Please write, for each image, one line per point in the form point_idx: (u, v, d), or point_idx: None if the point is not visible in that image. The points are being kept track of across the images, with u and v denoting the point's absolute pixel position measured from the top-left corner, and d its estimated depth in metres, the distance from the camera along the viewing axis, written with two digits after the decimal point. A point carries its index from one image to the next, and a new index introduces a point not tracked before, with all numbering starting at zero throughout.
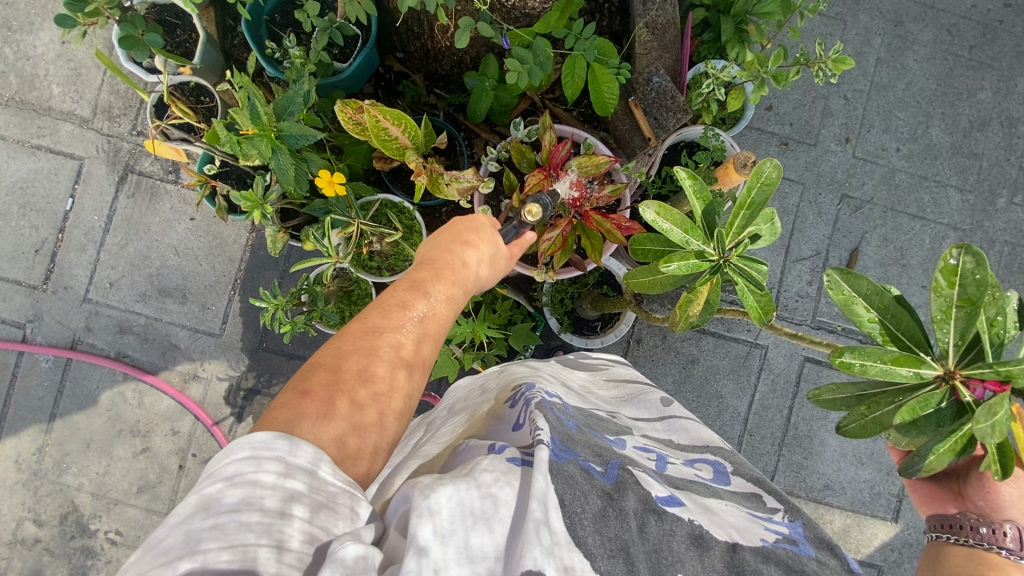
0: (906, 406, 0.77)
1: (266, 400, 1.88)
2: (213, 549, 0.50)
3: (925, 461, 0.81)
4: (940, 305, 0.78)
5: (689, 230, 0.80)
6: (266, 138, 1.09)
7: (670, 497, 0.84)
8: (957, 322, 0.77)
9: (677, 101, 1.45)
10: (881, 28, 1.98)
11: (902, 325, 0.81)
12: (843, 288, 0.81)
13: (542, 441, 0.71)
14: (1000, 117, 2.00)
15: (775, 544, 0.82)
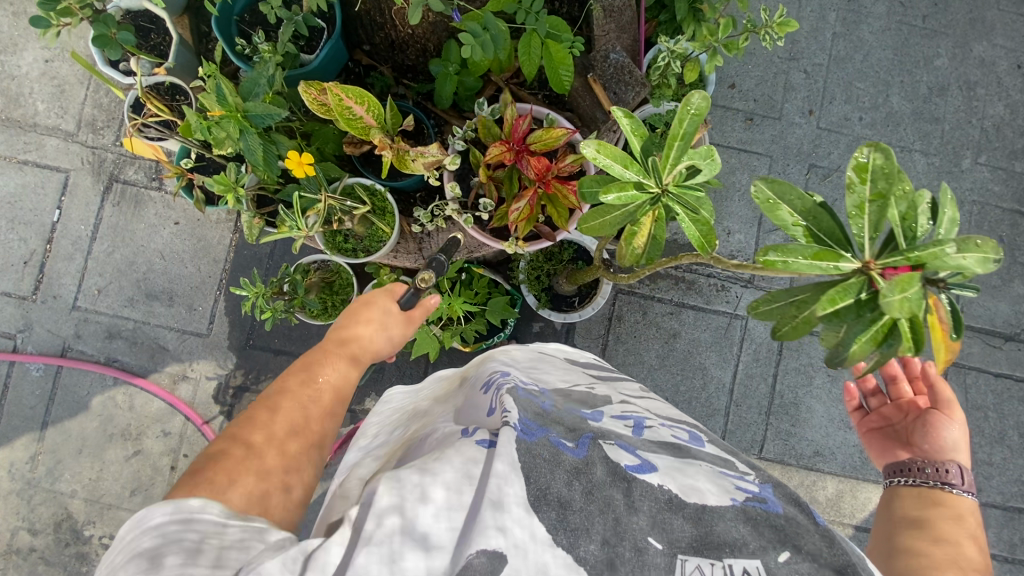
0: (824, 295, 0.70)
1: (255, 396, 1.90)
2: (162, 530, 0.64)
3: (848, 350, 0.76)
4: (854, 200, 0.72)
5: (628, 165, 0.84)
6: (233, 119, 1.14)
7: (642, 463, 0.82)
8: (871, 215, 0.70)
9: (633, 76, 1.51)
10: (834, 4, 2.05)
11: (822, 225, 0.74)
12: (766, 195, 0.73)
13: (509, 423, 0.75)
14: (958, 81, 2.05)
15: (744, 503, 0.78)
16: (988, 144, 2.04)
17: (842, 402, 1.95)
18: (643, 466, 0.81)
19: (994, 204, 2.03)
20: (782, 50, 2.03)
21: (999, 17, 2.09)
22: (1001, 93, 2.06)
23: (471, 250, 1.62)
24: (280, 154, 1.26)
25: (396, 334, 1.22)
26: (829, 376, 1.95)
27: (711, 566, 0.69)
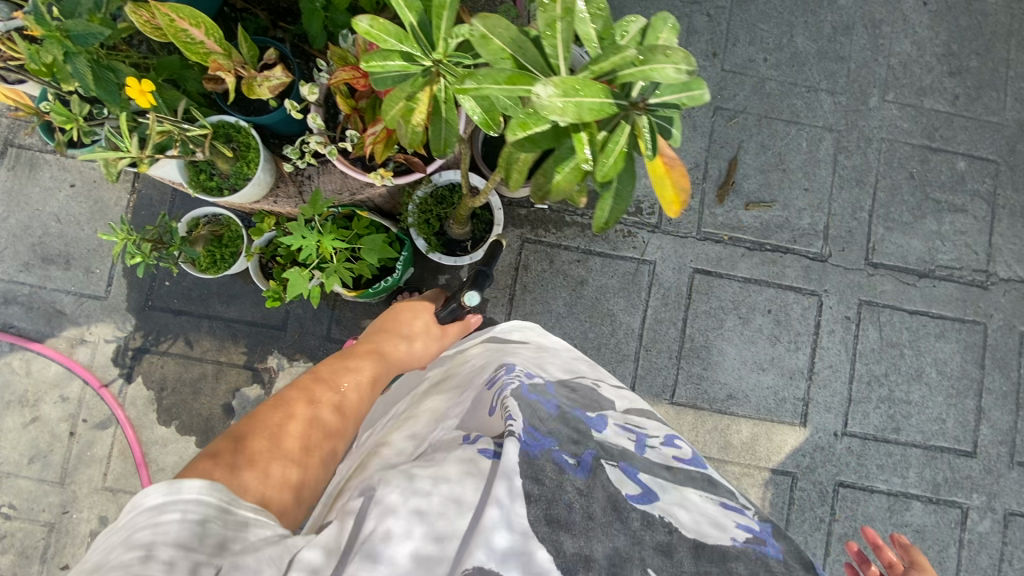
0: (516, 121, 0.77)
1: (154, 358, 1.86)
2: (160, 510, 0.72)
3: (551, 180, 0.87)
4: (546, 19, 0.71)
5: (403, 40, 0.82)
6: (54, 39, 1.11)
7: (639, 487, 0.83)
8: (562, 34, 0.71)
9: None
10: None
11: (528, 56, 0.74)
12: (479, 31, 0.73)
13: (513, 435, 0.81)
14: (863, 20, 2.04)
15: (744, 544, 0.78)
16: (895, 82, 2.02)
17: (754, 344, 1.92)
18: (643, 497, 0.82)
19: (903, 141, 2.00)
20: None
21: None
22: (907, 30, 2.05)
23: (353, 192, 1.59)
24: (119, 81, 1.23)
25: (417, 345, 1.39)
26: (740, 318, 1.93)
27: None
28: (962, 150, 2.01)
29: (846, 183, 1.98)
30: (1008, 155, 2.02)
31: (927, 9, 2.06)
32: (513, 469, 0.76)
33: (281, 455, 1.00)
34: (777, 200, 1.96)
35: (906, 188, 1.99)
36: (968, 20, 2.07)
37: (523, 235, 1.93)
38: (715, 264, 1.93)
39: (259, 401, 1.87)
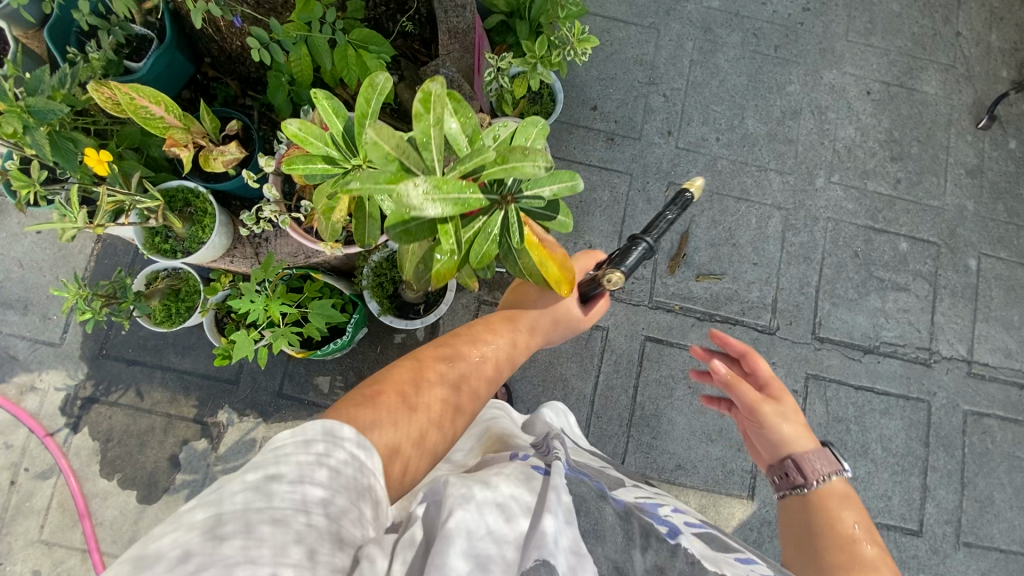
0: (396, 217, 0.83)
1: (103, 408, 1.85)
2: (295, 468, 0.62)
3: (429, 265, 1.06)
4: (420, 133, 0.81)
5: (328, 145, 0.92)
6: (15, 113, 1.15)
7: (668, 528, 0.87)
8: (435, 144, 0.81)
9: (463, 92, 1.57)
10: (691, 34, 2.17)
11: (410, 161, 0.81)
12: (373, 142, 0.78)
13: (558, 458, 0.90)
14: (810, 106, 2.17)
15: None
16: (841, 166, 2.13)
17: (703, 414, 1.95)
18: (676, 531, 0.86)
19: (848, 221, 2.09)
20: (642, 75, 2.13)
21: (848, 48, 2.22)
22: (852, 117, 2.17)
23: (308, 256, 1.62)
24: (79, 151, 1.28)
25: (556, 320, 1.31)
26: (689, 388, 1.96)
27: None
28: (904, 232, 2.10)
29: (794, 259, 2.05)
30: (949, 238, 2.11)
31: (871, 98, 2.19)
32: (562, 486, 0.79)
33: (421, 416, 0.91)
34: (727, 273, 2.03)
35: (851, 266, 2.07)
36: (909, 110, 2.20)
37: (480, 297, 1.96)
38: (666, 334, 1.98)
39: (205, 455, 1.85)
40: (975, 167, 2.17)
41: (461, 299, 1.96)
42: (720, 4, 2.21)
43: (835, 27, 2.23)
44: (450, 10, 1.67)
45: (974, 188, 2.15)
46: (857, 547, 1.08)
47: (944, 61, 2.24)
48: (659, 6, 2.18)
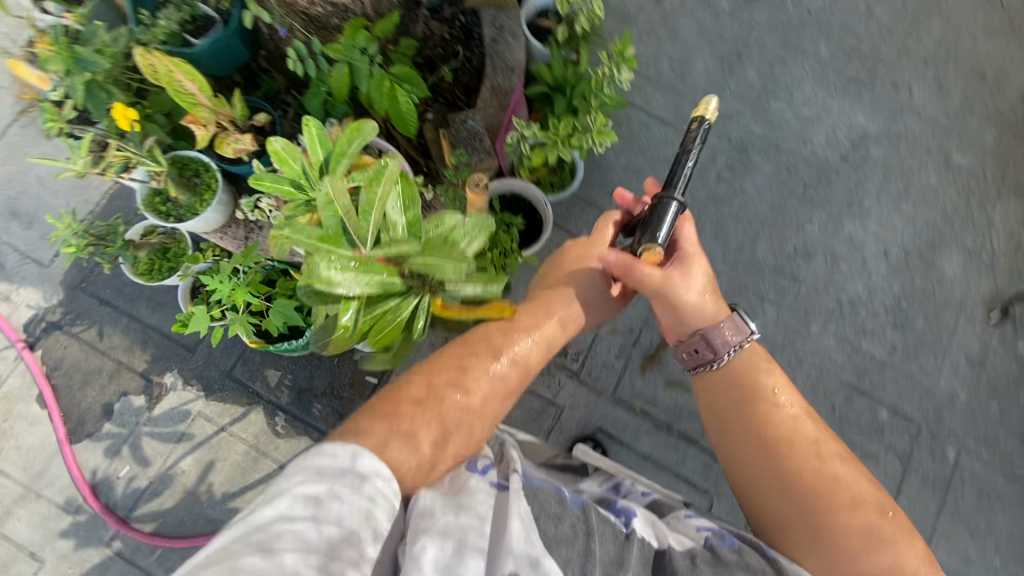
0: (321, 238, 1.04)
1: (63, 336, 1.89)
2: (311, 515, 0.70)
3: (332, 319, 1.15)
4: (366, 202, 1.08)
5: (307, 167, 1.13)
6: (60, 56, 1.24)
7: (628, 513, 1.08)
8: (373, 220, 1.07)
9: (482, 145, 1.64)
10: (726, 151, 2.23)
11: (350, 223, 1.07)
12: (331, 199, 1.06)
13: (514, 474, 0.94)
14: (823, 250, 2.17)
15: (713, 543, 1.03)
16: (839, 317, 2.10)
17: None
18: (632, 514, 1.07)
19: (832, 374, 2.05)
20: (668, 175, 2.18)
21: (877, 205, 2.23)
22: (863, 272, 2.16)
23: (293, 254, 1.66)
24: (108, 103, 1.35)
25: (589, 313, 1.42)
26: None
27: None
28: (887, 401, 2.04)
29: None
30: (932, 421, 2.03)
31: (887, 260, 2.18)
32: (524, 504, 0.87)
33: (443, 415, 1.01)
34: None
35: (824, 420, 2.01)
36: (922, 282, 2.17)
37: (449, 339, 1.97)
38: (618, 431, 1.94)
39: (139, 412, 1.86)
40: (977, 357, 2.11)
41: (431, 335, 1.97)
42: (762, 130, 2.26)
43: (868, 184, 2.25)
44: (499, 69, 1.75)
45: (970, 378, 2.08)
46: (783, 428, 1.17)
47: (970, 245, 2.22)
48: None
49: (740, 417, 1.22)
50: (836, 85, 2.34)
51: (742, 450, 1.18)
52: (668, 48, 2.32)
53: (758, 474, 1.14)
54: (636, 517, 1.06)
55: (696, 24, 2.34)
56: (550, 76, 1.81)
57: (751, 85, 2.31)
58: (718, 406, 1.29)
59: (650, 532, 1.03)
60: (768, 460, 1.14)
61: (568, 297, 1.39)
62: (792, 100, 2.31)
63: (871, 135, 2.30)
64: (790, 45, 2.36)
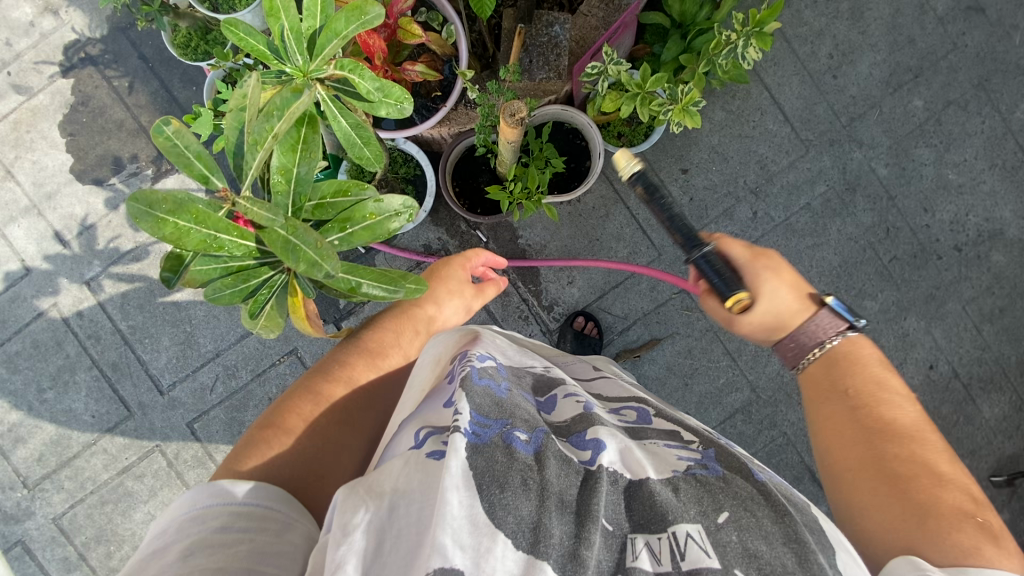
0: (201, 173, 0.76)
1: (96, 75, 1.88)
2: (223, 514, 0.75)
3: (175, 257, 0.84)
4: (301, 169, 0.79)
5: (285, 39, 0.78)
6: None
7: (596, 444, 0.91)
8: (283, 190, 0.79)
9: (557, 61, 1.41)
10: (831, 180, 1.90)
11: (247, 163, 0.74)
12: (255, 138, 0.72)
13: (458, 430, 0.78)
14: (867, 332, 1.92)
15: (685, 472, 0.89)
16: None
17: None
18: (601, 449, 0.90)
19: (797, 450, 1.93)
20: (753, 178, 1.89)
21: (957, 314, 1.92)
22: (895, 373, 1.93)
23: None
24: None
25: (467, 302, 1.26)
26: None
27: (659, 540, 0.76)
28: None
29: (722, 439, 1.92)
30: None
31: (927, 373, 1.93)
32: (461, 465, 0.73)
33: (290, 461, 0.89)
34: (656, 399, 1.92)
35: None
36: (949, 412, 1.93)
37: (445, 241, 1.89)
38: None
39: (142, 179, 1.89)
40: None
41: (430, 231, 1.88)
42: (886, 175, 1.90)
43: (965, 286, 1.92)
44: None
45: None
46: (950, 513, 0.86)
47: None
48: (830, 131, 1.89)
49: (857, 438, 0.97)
50: (1006, 161, 1.90)
51: (843, 468, 0.97)
52: (840, 29, 1.87)
53: (857, 480, 0.94)
54: (600, 451, 0.89)
55: (889, 14, 1.87)
56: (677, 10, 1.51)
57: (908, 118, 1.89)
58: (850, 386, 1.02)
59: (622, 468, 0.87)
60: (879, 485, 0.91)
61: (441, 282, 1.22)
62: (943, 156, 1.90)
63: (1005, 236, 1.91)
64: (986, 88, 1.89)
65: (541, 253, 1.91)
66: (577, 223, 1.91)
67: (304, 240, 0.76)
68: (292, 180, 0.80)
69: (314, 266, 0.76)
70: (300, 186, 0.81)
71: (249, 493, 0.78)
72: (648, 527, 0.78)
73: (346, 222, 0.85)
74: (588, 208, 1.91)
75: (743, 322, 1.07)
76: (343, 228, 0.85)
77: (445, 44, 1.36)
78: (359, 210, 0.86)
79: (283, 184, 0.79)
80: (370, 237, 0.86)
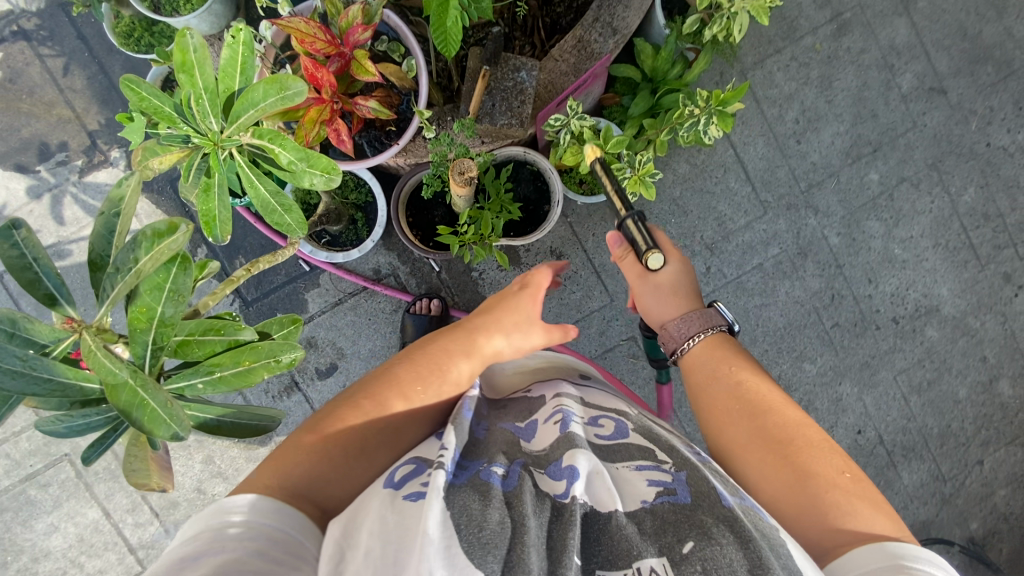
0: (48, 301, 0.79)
1: (27, 51, 1.73)
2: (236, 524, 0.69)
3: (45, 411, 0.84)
4: (168, 312, 0.75)
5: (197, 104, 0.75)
6: None
7: (570, 472, 0.83)
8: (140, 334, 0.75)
9: (521, 108, 1.37)
10: (785, 243, 1.92)
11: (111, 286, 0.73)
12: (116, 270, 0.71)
13: (439, 469, 0.76)
14: (803, 394, 1.96)
15: (655, 502, 0.81)
16: None
17: None
18: (575, 478, 0.81)
19: None
20: (709, 234, 1.90)
21: (888, 383, 1.99)
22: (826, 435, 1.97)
23: None
24: None
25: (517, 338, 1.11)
26: None
27: None
28: None
29: None
30: None
31: (855, 437, 1.98)
32: (441, 505, 0.69)
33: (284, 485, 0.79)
34: None
35: None
36: (870, 476, 1.99)
37: (395, 266, 1.82)
38: None
39: (69, 167, 1.75)
40: None
41: (381, 255, 1.82)
42: (837, 244, 1.94)
43: (898, 358, 1.98)
44: (599, 28, 1.47)
45: None
46: (841, 507, 0.82)
47: (943, 470, 2.01)
48: (788, 195, 1.91)
49: (746, 434, 0.95)
50: (949, 241, 1.97)
51: (739, 451, 0.94)
52: (808, 95, 1.89)
53: (759, 470, 0.91)
54: (575, 480, 0.81)
55: (857, 86, 1.90)
56: (650, 65, 1.49)
57: (863, 190, 1.93)
58: (739, 382, 1.02)
59: (592, 499, 0.80)
60: (775, 466, 0.89)
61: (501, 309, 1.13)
62: (892, 231, 1.95)
63: (940, 312, 1.99)
64: (939, 169, 1.94)
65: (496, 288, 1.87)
66: (533, 262, 1.88)
67: (155, 397, 0.72)
68: (154, 319, 0.75)
69: (160, 425, 0.72)
70: (164, 327, 0.75)
71: (271, 513, 0.73)
72: (614, 563, 0.71)
73: (217, 365, 0.84)
74: (545, 247, 1.88)
75: (653, 288, 1.21)
76: (211, 370, 0.84)
77: (404, 77, 1.29)
78: (236, 355, 0.84)
79: (145, 323, 0.74)
80: (238, 385, 0.84)
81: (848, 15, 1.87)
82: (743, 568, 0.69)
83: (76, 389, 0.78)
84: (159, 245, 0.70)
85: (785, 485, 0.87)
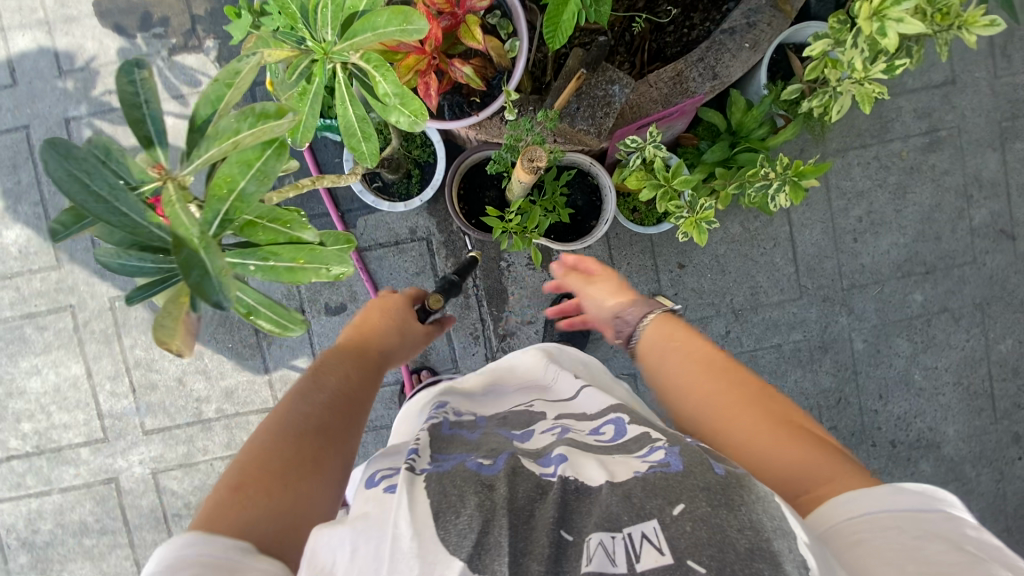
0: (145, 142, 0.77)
1: None
2: None
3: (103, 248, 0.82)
4: (256, 181, 0.77)
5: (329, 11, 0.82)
6: None
7: (561, 459, 0.80)
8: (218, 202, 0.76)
9: (602, 119, 1.37)
10: (810, 333, 1.90)
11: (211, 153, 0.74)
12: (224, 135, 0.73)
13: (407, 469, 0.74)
14: None
15: (651, 471, 0.75)
16: None
17: None
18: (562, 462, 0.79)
19: None
20: (739, 301, 1.89)
21: None
22: None
23: None
24: None
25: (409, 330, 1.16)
26: None
27: (614, 541, 0.65)
28: None
29: None
30: None
31: None
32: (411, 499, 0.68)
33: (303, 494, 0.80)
34: None
35: None
36: None
37: (432, 233, 1.84)
38: None
39: (163, 42, 1.80)
40: None
41: (421, 217, 1.84)
42: (859, 350, 1.91)
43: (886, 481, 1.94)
44: (703, 68, 1.46)
45: None
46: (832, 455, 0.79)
47: None
48: (828, 287, 1.89)
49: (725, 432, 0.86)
50: (971, 383, 1.93)
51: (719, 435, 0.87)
52: (880, 198, 1.87)
53: (744, 431, 0.84)
54: (563, 463, 0.78)
55: (929, 204, 1.88)
56: (738, 119, 1.48)
57: (903, 307, 1.90)
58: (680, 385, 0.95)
59: (582, 474, 0.76)
60: (773, 433, 0.83)
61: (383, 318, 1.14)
62: (918, 355, 1.92)
63: (940, 450, 1.94)
64: (984, 311, 1.91)
65: (518, 285, 1.89)
66: None
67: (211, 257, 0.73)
68: (237, 192, 0.77)
69: (207, 292, 0.72)
70: (240, 202, 0.77)
71: None
72: (605, 526, 0.67)
73: (273, 254, 0.86)
74: (578, 261, 1.88)
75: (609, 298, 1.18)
76: (267, 258, 0.87)
77: (504, 55, 1.30)
78: (295, 250, 0.87)
79: (227, 192, 0.76)
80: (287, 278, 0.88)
81: (945, 133, 1.85)
82: (731, 527, 0.65)
83: (148, 233, 0.78)
84: (265, 122, 0.74)
85: (768, 436, 0.82)
